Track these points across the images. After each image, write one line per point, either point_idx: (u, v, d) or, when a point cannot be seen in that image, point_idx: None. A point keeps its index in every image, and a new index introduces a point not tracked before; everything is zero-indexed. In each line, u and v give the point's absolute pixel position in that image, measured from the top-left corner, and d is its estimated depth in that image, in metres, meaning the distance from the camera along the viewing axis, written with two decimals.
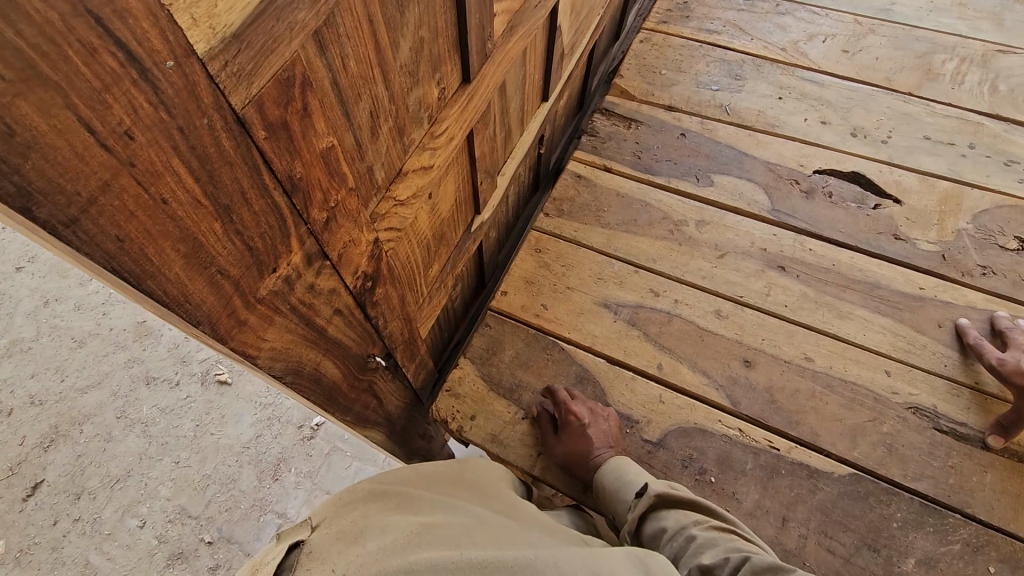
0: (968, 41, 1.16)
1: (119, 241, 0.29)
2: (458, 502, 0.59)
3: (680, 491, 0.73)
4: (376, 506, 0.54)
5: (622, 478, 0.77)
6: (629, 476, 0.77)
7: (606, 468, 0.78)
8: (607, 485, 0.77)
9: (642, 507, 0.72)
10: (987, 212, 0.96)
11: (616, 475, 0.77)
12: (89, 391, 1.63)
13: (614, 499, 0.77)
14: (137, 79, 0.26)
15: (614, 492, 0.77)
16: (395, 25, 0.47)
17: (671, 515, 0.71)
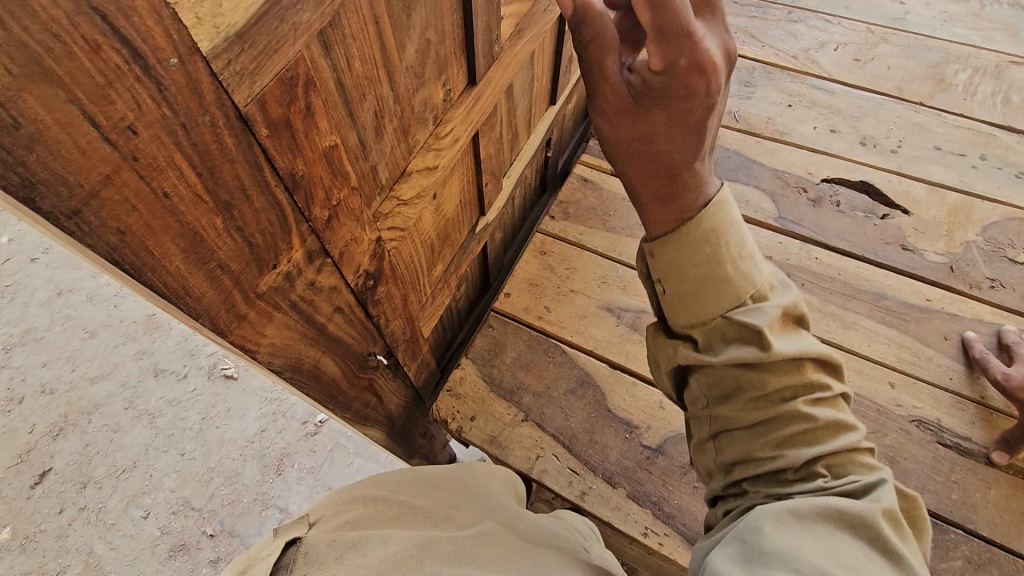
0: (981, 52, 1.15)
1: (120, 234, 0.29)
2: (462, 514, 0.59)
3: (791, 314, 0.47)
4: (381, 514, 0.54)
5: (715, 275, 0.45)
6: (726, 273, 0.45)
7: (690, 243, 0.46)
8: (680, 260, 0.46)
9: (745, 343, 0.45)
10: (998, 225, 0.95)
11: (706, 253, 0.45)
12: (98, 381, 1.65)
13: (684, 300, 0.46)
14: (140, 76, 0.26)
15: (693, 289, 0.46)
16: (401, 27, 0.47)
17: (776, 372, 0.45)
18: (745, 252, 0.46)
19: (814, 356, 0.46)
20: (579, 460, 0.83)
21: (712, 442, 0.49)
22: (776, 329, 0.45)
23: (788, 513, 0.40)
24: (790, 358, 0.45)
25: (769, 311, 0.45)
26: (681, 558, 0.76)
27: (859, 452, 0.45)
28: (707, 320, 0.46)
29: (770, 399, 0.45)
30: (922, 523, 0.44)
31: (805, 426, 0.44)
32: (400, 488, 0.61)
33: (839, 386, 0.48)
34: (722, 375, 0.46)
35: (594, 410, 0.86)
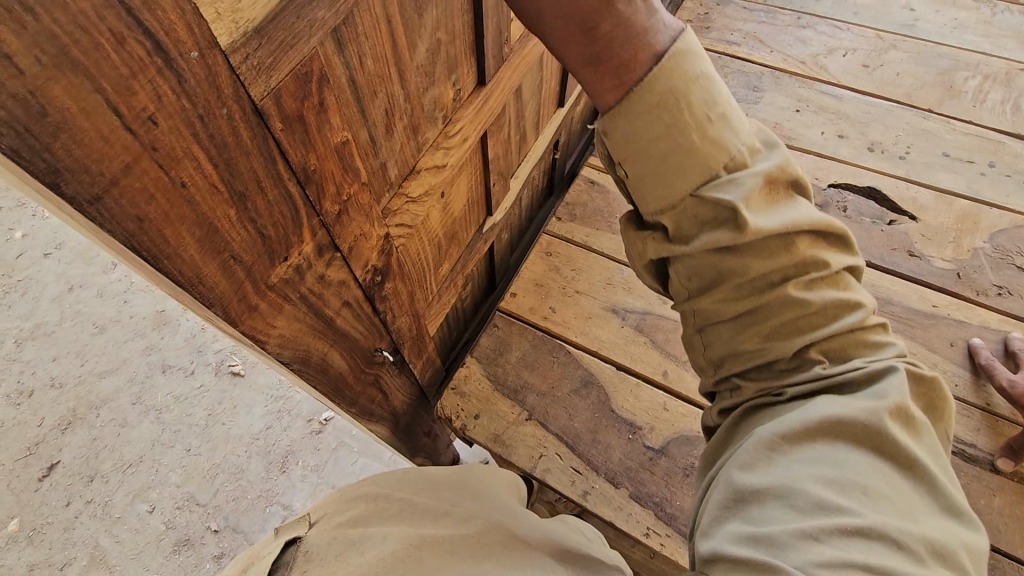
0: (991, 59, 1.15)
1: (138, 222, 0.30)
2: (463, 513, 0.60)
3: (775, 176, 0.41)
4: (382, 511, 0.54)
5: (681, 147, 0.40)
6: (692, 142, 0.40)
7: (647, 112, 0.39)
8: (637, 133, 0.40)
9: (721, 225, 0.40)
10: (1006, 232, 0.95)
11: (666, 123, 0.39)
12: (106, 376, 1.67)
13: (651, 182, 0.41)
14: (162, 69, 0.27)
15: (658, 167, 0.40)
16: (412, 27, 0.48)
17: (759, 254, 0.40)
18: (715, 114, 0.40)
19: (804, 229, 0.41)
20: (582, 460, 0.84)
21: (698, 337, 0.45)
22: (754, 203, 0.40)
23: (784, 434, 0.38)
24: (774, 236, 0.40)
25: (747, 183, 0.40)
26: (682, 559, 0.77)
27: (860, 333, 0.41)
28: (677, 202, 0.41)
29: (754, 285, 0.41)
30: (946, 390, 0.42)
31: (793, 312, 0.40)
32: (400, 485, 0.62)
33: (837, 259, 0.43)
34: (699, 264, 0.42)
35: (597, 410, 0.86)
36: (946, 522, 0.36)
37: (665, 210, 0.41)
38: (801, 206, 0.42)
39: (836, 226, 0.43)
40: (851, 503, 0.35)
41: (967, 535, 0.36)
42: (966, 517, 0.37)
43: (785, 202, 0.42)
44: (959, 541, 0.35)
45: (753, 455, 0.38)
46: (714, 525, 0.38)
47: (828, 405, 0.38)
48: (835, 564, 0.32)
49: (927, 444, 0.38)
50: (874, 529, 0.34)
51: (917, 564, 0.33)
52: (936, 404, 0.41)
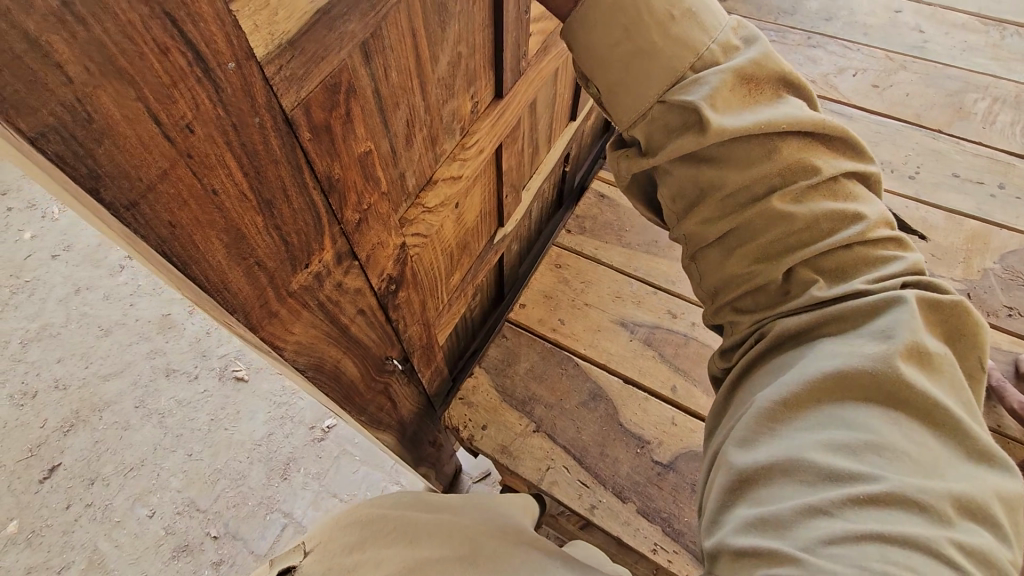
0: (1001, 82, 1.16)
1: (170, 227, 0.30)
2: (462, 529, 0.60)
3: (747, 72, 0.42)
4: (379, 530, 0.55)
5: (643, 51, 0.42)
6: (655, 43, 0.42)
7: (604, 17, 0.42)
8: (595, 38, 0.43)
9: (689, 128, 0.42)
10: (1016, 253, 0.95)
11: (622, 27, 0.42)
12: (110, 379, 1.67)
13: (621, 93, 0.44)
14: (201, 79, 0.28)
15: (626, 74, 0.43)
16: (436, 40, 0.49)
17: (734, 161, 0.41)
18: (678, 12, 0.41)
19: (783, 128, 0.41)
20: (589, 473, 0.83)
21: (694, 265, 0.47)
22: (721, 104, 0.41)
23: (784, 402, 0.38)
24: (748, 139, 0.41)
25: (712, 83, 0.41)
26: None
27: (857, 247, 0.40)
28: (646, 112, 0.43)
29: (733, 197, 0.42)
30: (974, 309, 0.40)
31: (773, 224, 0.41)
32: (399, 502, 0.63)
33: (832, 164, 0.42)
34: (681, 181, 0.43)
35: (605, 423, 0.86)
36: (975, 471, 0.34)
37: (637, 122, 0.44)
38: (784, 105, 0.42)
39: (828, 125, 0.42)
40: (863, 466, 0.34)
41: (998, 480, 0.34)
42: (998, 460, 0.35)
43: (763, 103, 0.42)
44: (991, 490, 0.33)
45: (755, 431, 0.38)
46: (723, 512, 0.38)
47: (831, 359, 0.38)
48: (847, 535, 0.31)
49: (946, 383, 0.37)
50: (888, 488, 0.32)
51: (944, 524, 0.32)
52: (962, 331, 0.39)
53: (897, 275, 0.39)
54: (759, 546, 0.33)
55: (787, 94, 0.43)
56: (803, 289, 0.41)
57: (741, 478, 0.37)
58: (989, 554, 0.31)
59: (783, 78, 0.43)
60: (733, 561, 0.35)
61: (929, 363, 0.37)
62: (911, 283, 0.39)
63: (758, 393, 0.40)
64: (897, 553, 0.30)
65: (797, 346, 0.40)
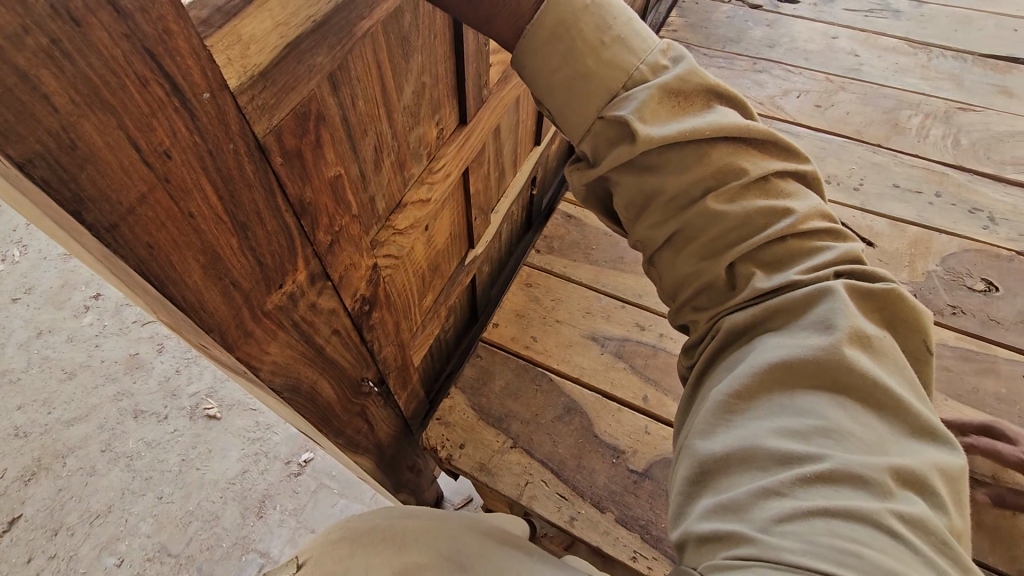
0: (931, 99, 1.25)
1: (149, 248, 0.32)
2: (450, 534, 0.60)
3: (675, 85, 0.45)
4: (371, 539, 0.57)
5: (580, 73, 0.45)
6: (590, 66, 0.45)
7: (542, 44, 0.45)
8: (540, 63, 0.46)
9: (623, 142, 0.45)
10: (955, 255, 1.02)
11: (562, 51, 0.45)
12: (75, 424, 1.62)
13: (568, 114, 0.47)
14: (178, 108, 0.30)
15: (569, 96, 0.46)
16: (400, 71, 0.52)
17: (670, 167, 0.45)
18: (609, 38, 0.45)
19: (710, 135, 0.44)
20: (568, 486, 0.85)
21: (653, 269, 0.50)
22: (650, 116, 0.44)
23: (738, 392, 0.40)
24: (681, 147, 0.44)
25: (640, 98, 0.44)
26: None
27: (789, 239, 0.44)
28: (589, 128, 0.47)
29: (675, 201, 0.45)
30: (910, 296, 0.43)
31: (711, 223, 0.44)
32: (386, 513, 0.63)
33: (762, 165, 0.46)
34: (629, 190, 0.47)
35: (581, 436, 0.88)
36: (913, 447, 0.37)
37: (582, 139, 0.47)
38: (711, 114, 0.46)
39: (756, 130, 0.46)
40: (812, 448, 0.36)
41: (934, 454, 0.37)
42: (934, 435, 0.39)
43: (692, 113, 0.46)
44: (927, 462, 0.36)
45: (713, 422, 0.41)
46: (686, 503, 0.40)
47: (779, 350, 0.40)
48: (799, 513, 0.34)
49: (887, 366, 0.40)
50: (834, 467, 0.35)
51: (886, 496, 0.34)
52: (897, 319, 0.43)
53: (830, 264, 0.43)
54: (718, 529, 0.35)
55: (717, 104, 0.47)
56: (746, 281, 0.44)
57: (703, 468, 0.39)
58: (927, 521, 0.34)
59: (712, 90, 0.47)
60: (697, 548, 0.37)
61: (869, 347, 0.40)
62: (846, 271, 0.43)
63: (715, 386, 0.43)
64: (843, 526, 0.33)
65: (748, 341, 0.43)
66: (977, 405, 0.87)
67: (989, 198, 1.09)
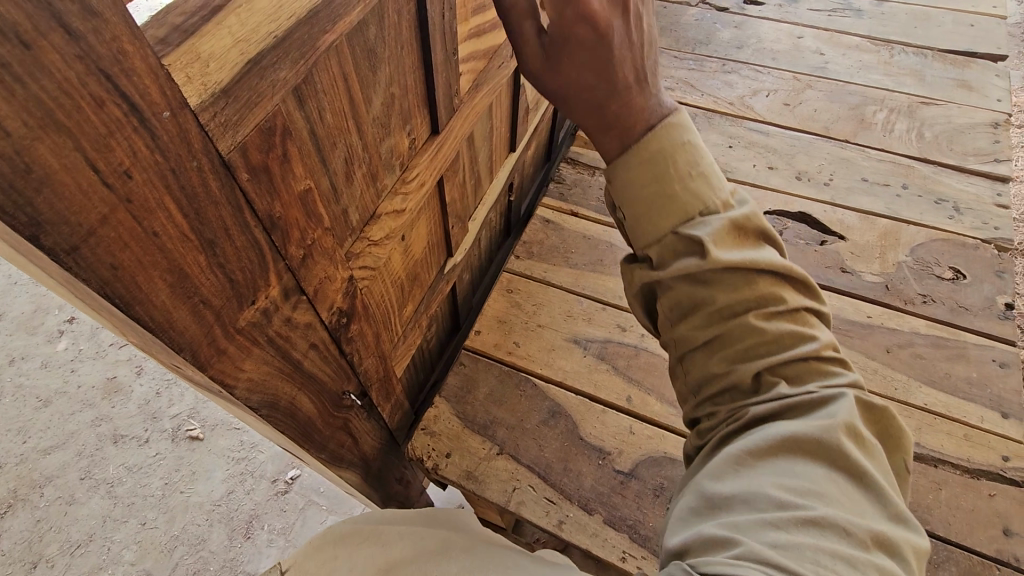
0: (895, 95, 1.29)
1: (113, 269, 0.32)
2: (425, 530, 0.67)
3: (747, 228, 0.46)
4: (351, 537, 0.62)
5: (664, 193, 0.46)
6: (674, 187, 0.46)
7: (642, 161, 0.46)
8: (636, 180, 0.46)
9: (691, 257, 0.45)
10: (923, 245, 1.04)
11: (659, 173, 0.46)
12: (52, 452, 1.58)
13: (640, 221, 0.47)
14: (137, 127, 0.30)
15: (645, 208, 0.47)
16: (368, 83, 0.52)
17: (724, 286, 0.44)
18: (698, 171, 0.46)
19: (764, 270, 0.45)
20: (555, 490, 0.85)
21: (679, 365, 0.49)
22: (721, 241, 0.44)
23: (749, 449, 0.41)
24: (735, 273, 0.44)
25: (714, 223, 0.45)
26: None
27: (816, 363, 0.44)
28: (658, 237, 0.47)
29: (723, 313, 0.45)
30: (899, 423, 0.45)
31: (751, 337, 0.44)
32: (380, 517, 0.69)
33: (802, 302, 0.46)
34: (677, 295, 0.46)
35: (566, 439, 0.88)
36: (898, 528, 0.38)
37: (652, 246, 0.47)
38: (768, 253, 0.46)
39: (802, 277, 0.47)
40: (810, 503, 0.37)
41: (916, 539, 0.38)
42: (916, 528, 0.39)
43: (753, 250, 0.46)
44: (909, 543, 0.37)
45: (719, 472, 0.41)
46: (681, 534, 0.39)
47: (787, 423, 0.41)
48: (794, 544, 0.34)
49: (879, 461, 0.41)
50: (826, 521, 0.35)
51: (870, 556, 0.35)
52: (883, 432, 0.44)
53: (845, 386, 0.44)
54: (713, 536, 0.36)
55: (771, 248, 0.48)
56: (774, 391, 0.43)
57: None
58: None
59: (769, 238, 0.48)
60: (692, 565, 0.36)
61: (865, 437, 0.41)
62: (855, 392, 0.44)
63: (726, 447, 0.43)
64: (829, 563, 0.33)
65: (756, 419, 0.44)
66: (950, 390, 0.89)
67: (953, 188, 1.12)
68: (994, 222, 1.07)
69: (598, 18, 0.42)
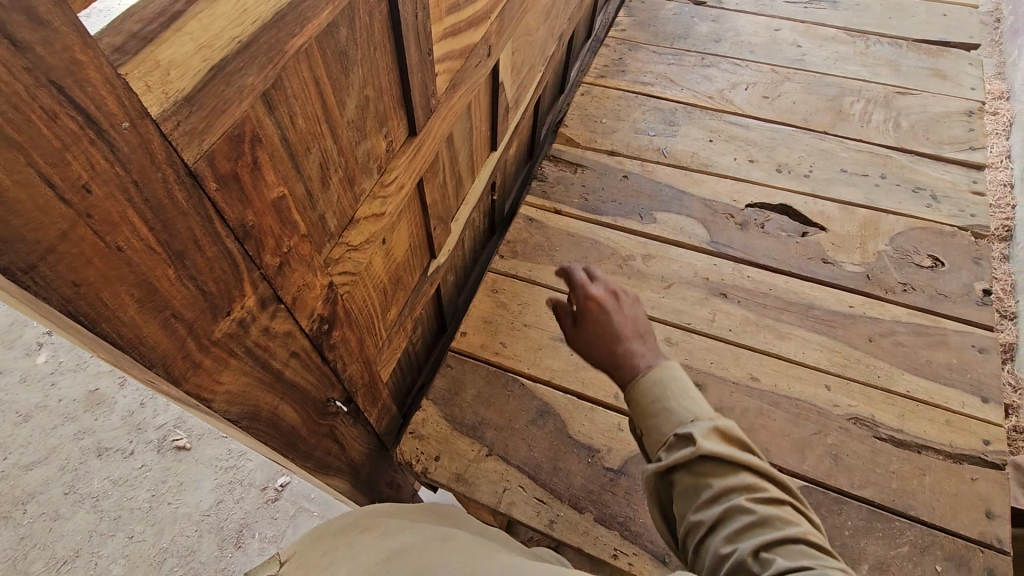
0: (871, 85, 1.30)
1: (75, 286, 0.31)
2: (416, 523, 0.66)
3: (737, 439, 0.51)
4: (336, 540, 0.59)
5: (665, 407, 0.53)
6: (671, 403, 0.53)
7: (644, 387, 0.55)
8: (636, 402, 0.55)
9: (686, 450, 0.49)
10: (902, 234, 1.06)
11: (655, 392, 0.54)
12: (34, 467, 1.55)
13: (648, 427, 0.54)
14: (94, 139, 0.29)
15: (650, 417, 0.54)
16: (341, 86, 0.52)
17: (714, 472, 0.48)
18: (692, 394, 0.54)
19: (750, 466, 0.48)
20: (545, 489, 0.84)
21: (693, 562, 0.47)
22: (709, 436, 0.50)
23: None
24: (722, 462, 0.48)
25: (702, 424, 0.51)
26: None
27: (809, 545, 0.43)
28: (664, 441, 0.52)
29: (717, 499, 0.47)
30: None
31: (740, 514, 0.45)
32: (382, 510, 0.69)
33: (792, 503, 0.47)
34: (682, 485, 0.49)
35: (555, 438, 0.88)
36: None
37: (657, 450, 0.52)
38: (757, 459, 0.50)
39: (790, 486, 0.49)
40: None
41: None
42: None
43: (745, 456, 0.50)
44: None
45: None
46: None
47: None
48: None
49: None
50: None
51: None
52: None
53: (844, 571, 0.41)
54: None
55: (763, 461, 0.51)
56: (769, 565, 0.41)
57: None
58: None
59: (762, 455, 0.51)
60: None
61: None
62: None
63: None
64: None
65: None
66: (931, 376, 0.90)
67: (930, 176, 1.14)
68: (971, 209, 1.09)
69: (599, 298, 0.62)
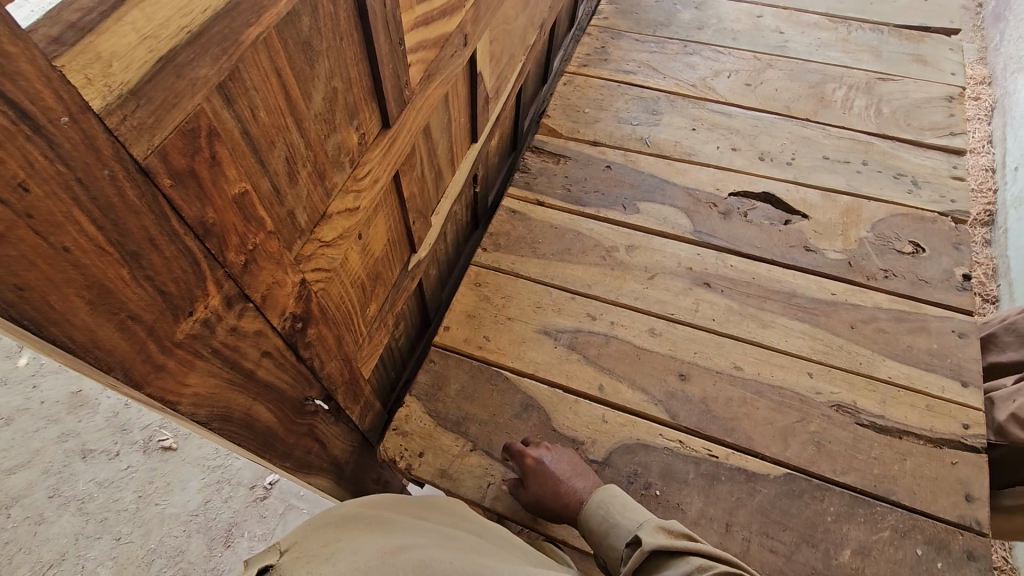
0: (853, 72, 1.30)
1: (18, 290, 0.30)
2: (416, 520, 0.65)
3: (679, 534, 0.67)
4: (329, 535, 0.54)
5: (612, 528, 0.72)
6: (617, 522, 0.72)
7: (589, 520, 0.74)
8: (594, 528, 0.74)
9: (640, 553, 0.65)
10: (884, 221, 1.06)
11: (601, 513, 0.74)
12: (16, 471, 1.52)
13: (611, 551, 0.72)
14: (30, 136, 0.28)
15: (608, 541, 0.72)
16: (306, 78, 0.50)
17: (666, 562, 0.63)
18: (630, 507, 0.74)
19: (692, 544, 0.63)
20: None
21: None
22: (651, 535, 0.66)
23: None
24: (667, 551, 0.64)
25: (647, 529, 0.68)
26: None
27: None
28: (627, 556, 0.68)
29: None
30: None
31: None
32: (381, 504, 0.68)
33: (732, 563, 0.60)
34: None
35: (539, 432, 0.88)
36: None
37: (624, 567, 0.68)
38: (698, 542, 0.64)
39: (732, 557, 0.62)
40: None
41: None
42: None
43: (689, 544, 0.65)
44: None
45: None
46: None
47: None
48: None
49: None
50: None
51: None
52: None
53: None
54: None
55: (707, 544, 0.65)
56: None
57: None
58: None
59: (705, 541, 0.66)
60: None
61: None
62: None
63: None
64: None
65: None
66: (912, 361, 0.90)
67: (910, 162, 1.14)
68: (951, 194, 1.09)
69: (531, 454, 0.80)
